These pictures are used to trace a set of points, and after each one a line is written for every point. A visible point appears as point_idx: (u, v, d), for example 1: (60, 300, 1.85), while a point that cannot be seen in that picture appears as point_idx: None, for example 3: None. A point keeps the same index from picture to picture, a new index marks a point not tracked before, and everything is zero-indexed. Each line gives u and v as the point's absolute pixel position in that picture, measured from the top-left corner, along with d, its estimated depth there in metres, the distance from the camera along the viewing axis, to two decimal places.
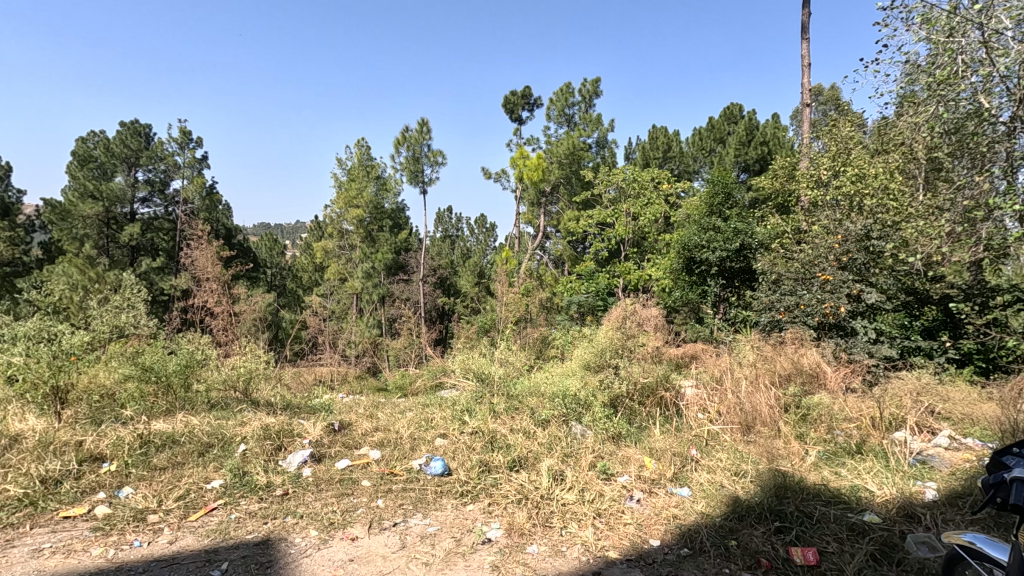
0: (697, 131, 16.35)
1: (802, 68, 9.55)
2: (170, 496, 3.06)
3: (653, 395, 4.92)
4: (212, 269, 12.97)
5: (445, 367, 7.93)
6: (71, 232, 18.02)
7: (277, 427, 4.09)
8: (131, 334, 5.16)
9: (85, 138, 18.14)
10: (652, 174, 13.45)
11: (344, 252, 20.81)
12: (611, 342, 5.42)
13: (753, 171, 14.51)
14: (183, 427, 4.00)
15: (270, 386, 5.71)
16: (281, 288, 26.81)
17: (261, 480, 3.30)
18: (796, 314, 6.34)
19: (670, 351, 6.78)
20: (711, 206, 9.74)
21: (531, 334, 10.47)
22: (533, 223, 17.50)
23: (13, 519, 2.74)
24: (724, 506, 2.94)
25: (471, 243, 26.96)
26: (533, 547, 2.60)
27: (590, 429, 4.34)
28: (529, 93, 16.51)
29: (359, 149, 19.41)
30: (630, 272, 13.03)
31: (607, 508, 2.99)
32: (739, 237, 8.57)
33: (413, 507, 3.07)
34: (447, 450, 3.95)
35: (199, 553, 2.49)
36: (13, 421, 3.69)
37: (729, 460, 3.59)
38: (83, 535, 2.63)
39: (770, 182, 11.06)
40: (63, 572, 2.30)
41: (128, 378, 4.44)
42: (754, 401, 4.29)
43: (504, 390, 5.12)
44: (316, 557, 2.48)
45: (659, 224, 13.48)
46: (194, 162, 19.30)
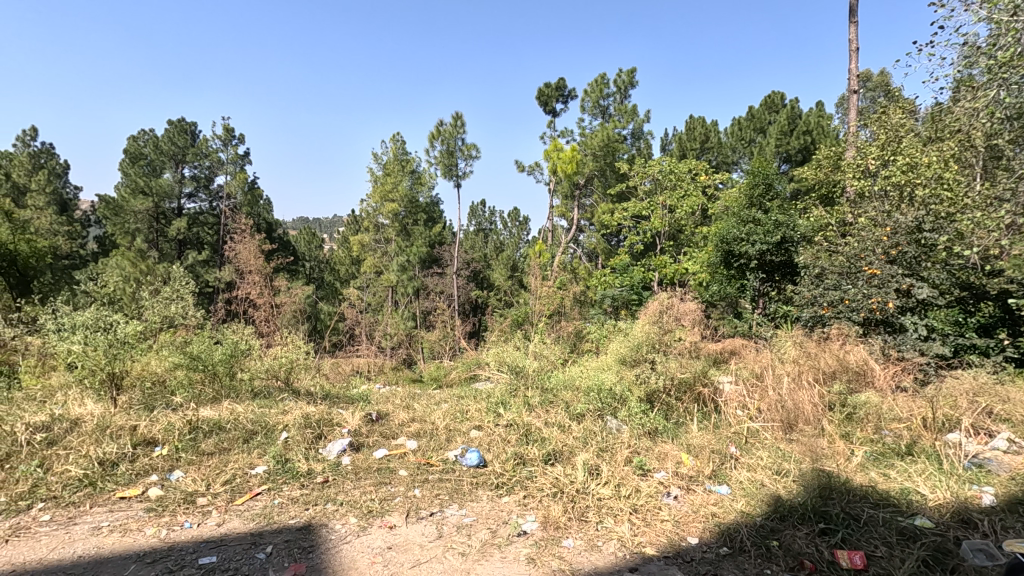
0: (736, 121, 15.89)
1: (850, 53, 9.14)
2: (217, 480, 3.18)
3: (690, 391, 4.83)
4: (255, 262, 13.39)
5: (479, 359, 8.02)
6: (123, 226, 18.89)
7: (318, 416, 4.20)
8: (181, 324, 5.39)
9: (136, 137, 18.90)
10: (689, 166, 13.16)
11: (379, 246, 21.14)
12: (648, 336, 5.31)
13: (795, 161, 14.03)
14: (229, 414, 4.15)
15: (310, 376, 5.87)
16: (320, 280, 27.49)
17: (302, 467, 3.39)
18: (841, 309, 6.20)
19: (707, 346, 6.65)
20: (751, 198, 9.45)
21: (566, 327, 10.40)
22: (566, 216, 17.41)
23: (75, 498, 2.90)
24: (765, 505, 2.88)
25: (504, 237, 27.01)
26: (569, 541, 2.60)
27: (626, 424, 4.29)
28: (563, 84, 16.34)
29: (395, 144, 19.61)
30: (666, 266, 12.81)
31: (643, 504, 2.96)
32: (780, 230, 8.31)
33: (449, 498, 3.10)
34: (482, 442, 3.99)
35: (245, 536, 2.58)
36: (74, 407, 3.91)
37: (770, 458, 3.50)
38: (138, 515, 2.75)
39: (813, 172, 10.66)
40: (120, 550, 2.42)
41: (178, 366, 4.64)
42: (797, 399, 4.17)
43: (539, 383, 5.13)
44: (355, 544, 2.53)
45: (696, 216, 13.22)
46: (236, 158, 19.89)
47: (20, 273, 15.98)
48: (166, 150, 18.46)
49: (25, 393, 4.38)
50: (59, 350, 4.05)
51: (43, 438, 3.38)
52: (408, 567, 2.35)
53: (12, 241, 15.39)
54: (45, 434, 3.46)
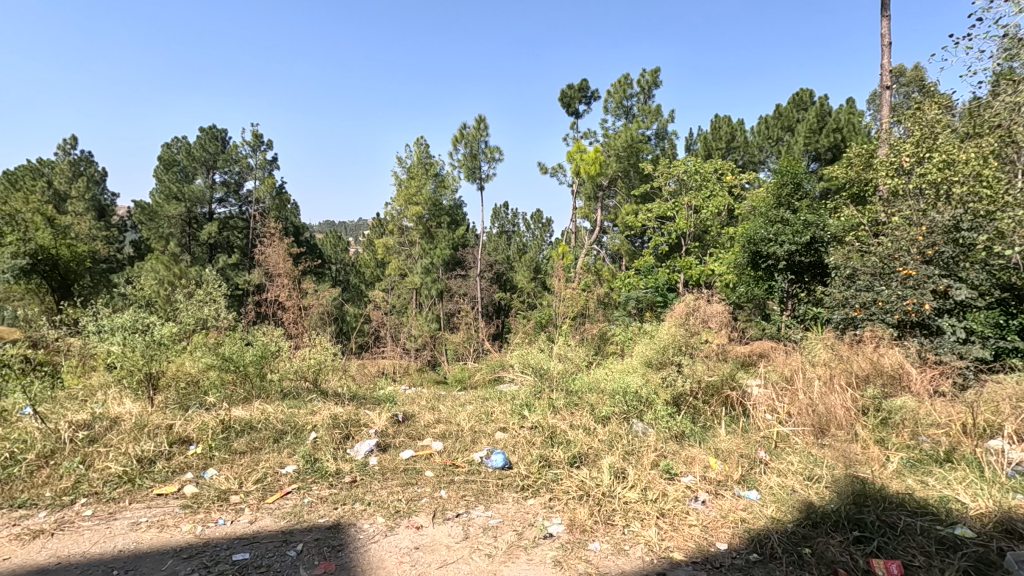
0: (763, 119, 15.62)
1: (882, 48, 8.90)
2: (249, 479, 3.26)
3: (718, 394, 4.77)
4: (284, 265, 13.67)
5: (503, 361, 8.04)
6: (157, 231, 19.49)
7: (345, 416, 4.28)
8: (213, 326, 5.53)
9: (170, 144, 19.50)
10: (715, 165, 12.97)
11: (404, 248, 21.35)
12: (674, 338, 5.22)
13: (825, 160, 13.71)
14: (260, 414, 4.24)
15: (337, 377, 5.98)
16: (345, 282, 27.90)
17: (331, 467, 3.45)
18: (874, 311, 6.05)
19: (734, 348, 6.55)
20: (779, 198, 9.28)
21: (590, 329, 10.33)
22: (590, 217, 17.32)
23: (115, 494, 3.01)
24: (797, 511, 2.82)
25: (527, 239, 27.03)
26: (596, 544, 2.59)
27: (652, 427, 4.25)
28: (586, 85, 16.29)
29: (419, 148, 19.79)
30: (692, 267, 12.65)
31: (671, 508, 2.92)
32: (809, 229, 8.12)
33: (475, 499, 3.12)
34: (507, 443, 4.00)
35: (277, 533, 2.64)
36: (113, 406, 4.06)
37: (801, 464, 3.42)
38: (174, 512, 2.84)
39: (844, 171, 10.40)
40: (158, 545, 2.49)
41: (211, 367, 4.77)
42: (828, 402, 4.07)
43: (564, 386, 5.11)
44: (384, 544, 2.57)
45: (723, 217, 13.01)
46: (265, 164, 20.33)
47: (61, 277, 16.64)
48: (198, 156, 18.99)
49: (67, 392, 4.56)
50: (100, 350, 4.19)
51: (85, 435, 3.51)
52: (435, 567, 2.36)
53: (54, 246, 16.03)
54: (87, 431, 3.59)
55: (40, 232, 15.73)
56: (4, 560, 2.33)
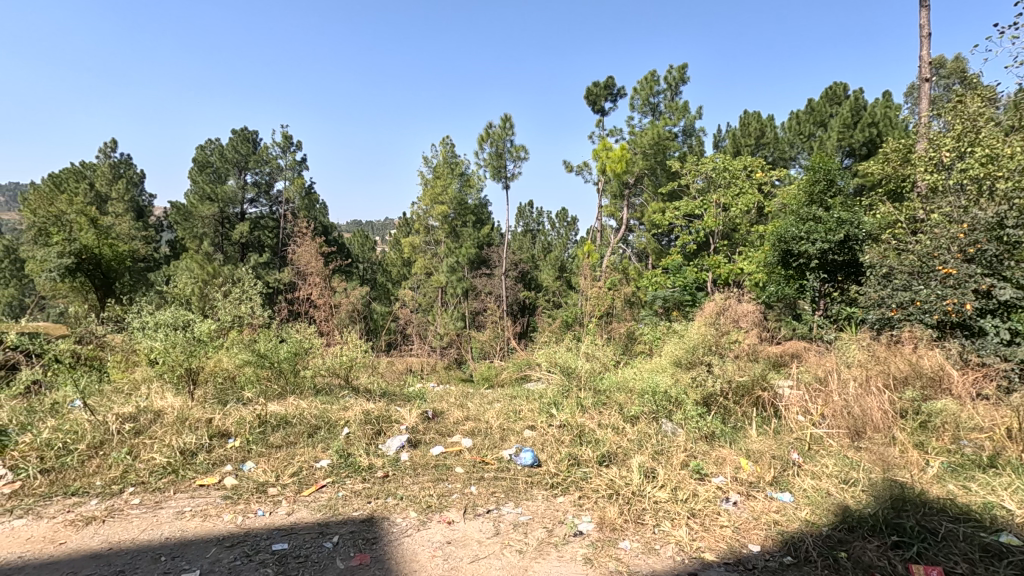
0: (794, 114, 15.30)
1: (921, 40, 8.62)
2: (286, 472, 3.35)
3: (749, 395, 4.70)
4: (315, 264, 13.91)
5: (530, 360, 8.09)
6: (192, 230, 20.09)
7: (377, 413, 4.37)
8: (249, 323, 5.67)
9: (204, 146, 20.05)
10: (744, 162, 12.71)
11: (430, 247, 21.53)
12: (704, 338, 5.16)
13: (860, 155, 13.31)
14: (295, 410, 4.36)
15: (367, 374, 6.09)
16: (372, 281, 28.26)
17: (364, 462, 3.52)
18: (911, 311, 5.87)
19: (766, 349, 6.44)
20: (811, 194, 9.11)
21: (617, 329, 10.26)
22: (615, 216, 17.17)
23: (160, 484, 3.13)
24: (832, 515, 2.78)
25: (552, 237, 27.03)
26: (626, 543, 2.59)
27: (681, 427, 4.22)
28: (612, 83, 16.17)
29: (444, 148, 19.92)
30: (721, 266, 12.43)
31: (701, 508, 2.90)
32: (843, 227, 7.90)
33: (505, 496, 3.15)
34: (536, 442, 4.01)
35: (313, 525, 2.71)
36: (156, 399, 4.21)
37: (837, 467, 3.35)
38: (216, 502, 2.94)
39: (880, 166, 10.05)
40: (201, 534, 2.59)
41: (247, 363, 4.90)
42: (864, 405, 3.97)
43: (591, 385, 5.10)
44: (416, 538, 2.61)
45: (752, 215, 12.77)
46: (294, 165, 20.75)
47: (103, 275, 17.19)
48: (231, 157, 19.52)
49: (113, 386, 4.76)
50: (144, 346, 4.36)
51: (131, 427, 3.65)
52: (467, 562, 2.40)
53: (97, 246, 16.55)
54: (132, 424, 3.73)
55: (83, 233, 16.25)
56: (61, 545, 2.45)
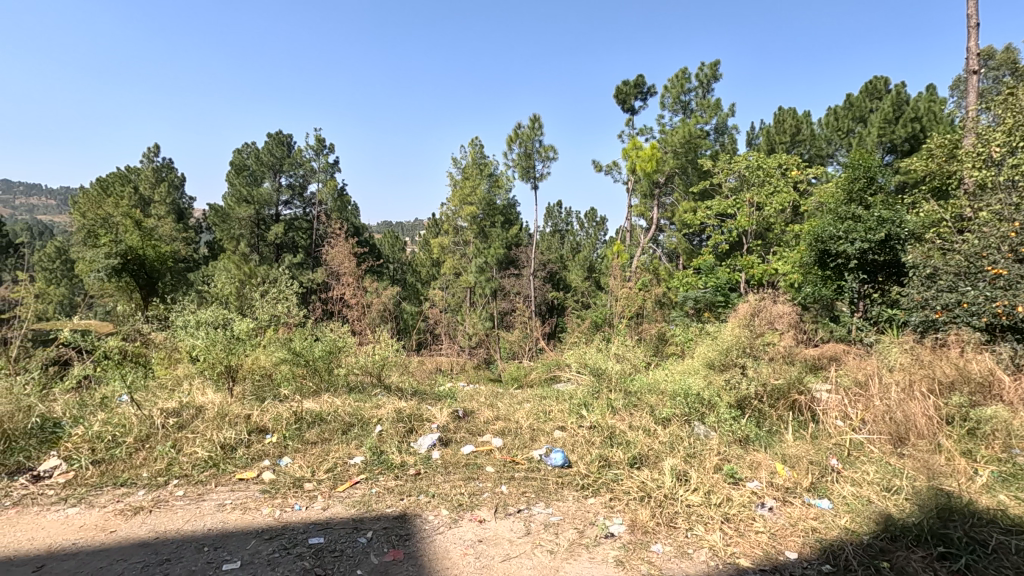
0: (832, 110, 14.88)
1: (968, 30, 8.27)
2: (321, 467, 3.42)
3: (785, 398, 4.58)
4: (348, 264, 14.16)
5: (559, 360, 8.09)
6: (229, 231, 20.71)
7: (409, 411, 4.44)
8: (284, 322, 5.82)
9: (241, 150, 20.64)
10: (778, 160, 12.39)
11: (459, 248, 21.73)
12: (737, 339, 5.05)
13: (901, 151, 12.82)
14: (329, 407, 4.44)
15: (399, 373, 6.18)
16: (402, 281, 28.65)
17: (396, 459, 3.58)
18: (958, 313, 5.63)
19: (803, 352, 6.27)
20: (850, 192, 8.84)
21: (648, 330, 10.16)
22: (646, 216, 16.98)
23: (202, 477, 3.24)
24: (874, 523, 2.69)
25: (581, 237, 26.94)
26: (658, 546, 2.56)
27: (714, 430, 4.15)
28: (642, 81, 16.01)
29: (473, 148, 20.02)
30: (754, 266, 12.15)
31: (736, 513, 2.85)
32: (884, 226, 7.64)
33: (535, 496, 3.15)
34: (566, 442, 4.01)
35: (348, 521, 2.77)
36: (198, 395, 4.36)
37: (879, 474, 3.24)
38: (255, 496, 3.03)
39: (923, 163, 9.66)
40: (241, 526, 2.67)
41: (283, 361, 5.02)
42: (907, 410, 3.84)
43: (622, 386, 5.05)
44: (448, 536, 2.64)
45: (787, 214, 12.45)
46: (327, 167, 21.17)
47: (147, 275, 17.81)
48: (266, 160, 20.06)
49: (158, 381, 4.95)
50: (187, 344, 4.53)
51: (174, 422, 3.79)
52: (498, 561, 2.41)
53: (141, 248, 17.14)
54: (176, 419, 3.87)
55: (129, 235, 16.86)
56: (111, 533, 2.57)
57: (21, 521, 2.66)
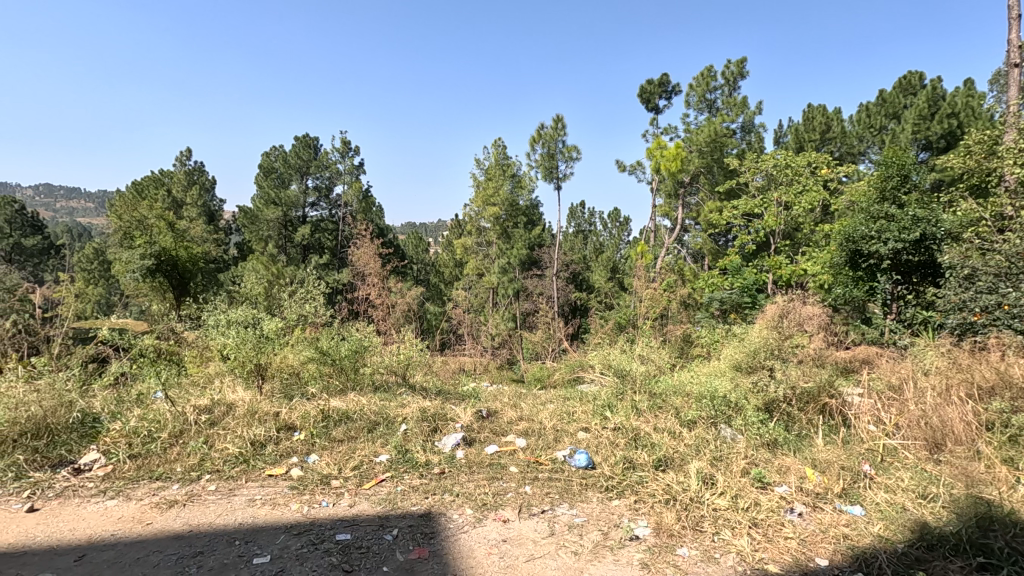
0: (864, 107, 14.51)
1: (1009, 22, 7.97)
2: (347, 465, 3.48)
3: (815, 402, 4.48)
4: (373, 265, 14.34)
5: (583, 362, 8.06)
6: (258, 233, 21.15)
7: (433, 411, 4.47)
8: (312, 322, 5.92)
9: (270, 152, 21.06)
10: (808, 158, 12.12)
11: (482, 248, 21.83)
12: (765, 341, 4.95)
13: (937, 148, 12.40)
14: (355, 405, 4.50)
15: (423, 372, 6.24)
16: (426, 281, 28.88)
17: (421, 458, 3.61)
18: (998, 316, 5.44)
19: (834, 354, 6.13)
20: (882, 191, 8.60)
21: (673, 332, 10.03)
22: (670, 216, 16.80)
23: (233, 472, 3.32)
24: (908, 531, 2.62)
25: (604, 238, 26.78)
26: (684, 550, 2.53)
27: (741, 434, 4.08)
28: (666, 80, 15.84)
29: (496, 149, 20.06)
30: (782, 267, 11.90)
31: (764, 518, 2.80)
32: (919, 225, 7.41)
33: (559, 497, 3.15)
34: (590, 444, 3.99)
35: (375, 518, 2.80)
36: (229, 392, 4.47)
37: (914, 480, 3.14)
38: (283, 492, 3.09)
39: (960, 160, 9.34)
40: (270, 521, 2.73)
41: (311, 359, 5.11)
42: (944, 415, 3.72)
43: (646, 387, 5.00)
44: (473, 535, 2.65)
45: (817, 213, 12.18)
46: (352, 169, 21.45)
47: (180, 275, 18.23)
48: (293, 163, 20.44)
49: (191, 379, 5.08)
50: (218, 342, 4.65)
51: (206, 418, 3.89)
52: (523, 561, 2.41)
53: (174, 249, 17.61)
54: (208, 415, 3.97)
55: (163, 236, 17.33)
56: (148, 525, 2.65)
57: (64, 511, 2.77)
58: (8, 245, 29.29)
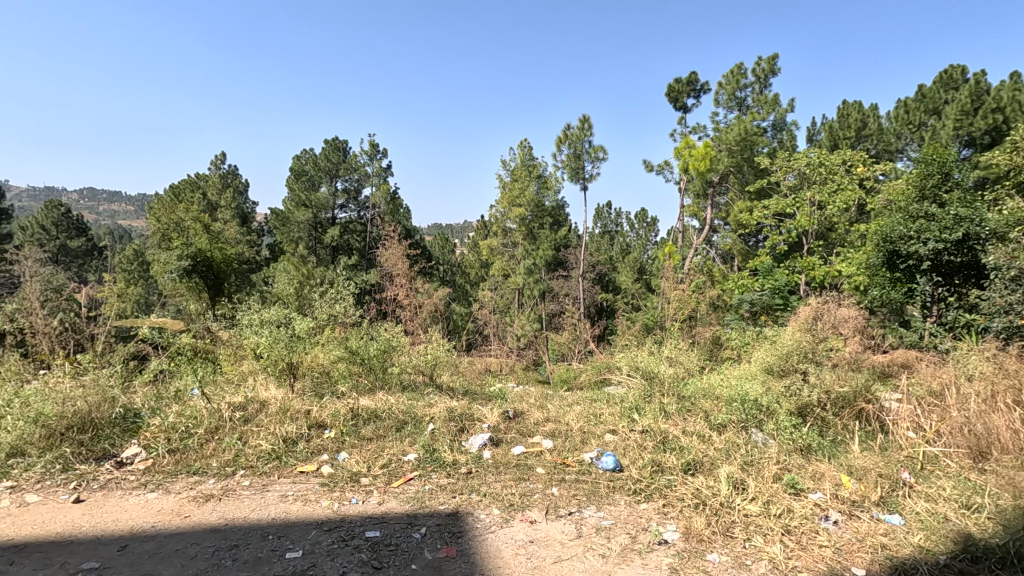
0: (902, 103, 14.04)
1: None
2: (376, 463, 3.53)
3: (851, 407, 4.36)
4: (400, 266, 14.50)
5: (610, 363, 8.00)
6: (289, 234, 21.59)
7: (461, 411, 4.50)
8: (341, 322, 6.02)
9: (300, 156, 21.50)
10: (842, 156, 11.77)
11: (507, 249, 21.87)
12: (798, 344, 4.82)
13: (981, 144, 11.88)
14: (384, 405, 4.56)
15: (450, 372, 6.29)
16: (452, 282, 29.10)
17: (448, 458, 3.63)
18: None
19: (871, 358, 5.94)
20: (922, 189, 8.30)
21: (702, 334, 9.86)
22: (698, 216, 16.55)
23: (266, 469, 3.40)
24: (950, 542, 2.53)
25: (631, 239, 26.55)
26: (714, 556, 2.49)
27: (773, 438, 3.99)
28: (695, 79, 15.61)
29: (522, 151, 20.07)
30: (815, 268, 11.60)
31: (797, 526, 2.73)
32: (962, 225, 7.13)
33: (587, 499, 3.13)
34: (618, 446, 3.95)
35: (403, 516, 2.83)
36: (262, 390, 4.58)
37: (957, 490, 3.02)
38: (315, 488, 3.15)
39: (1007, 156, 8.95)
40: (302, 517, 2.78)
41: (341, 359, 5.19)
42: (989, 422, 3.56)
43: (675, 390, 4.94)
44: (500, 535, 2.66)
45: (852, 213, 11.84)
46: (380, 171, 21.73)
47: (215, 276, 18.71)
48: (323, 166, 20.82)
49: (226, 376, 5.22)
50: (251, 341, 4.77)
51: (240, 415, 3.99)
52: (550, 562, 2.41)
53: (209, 250, 18.09)
54: (242, 412, 4.07)
55: (198, 238, 17.83)
56: (186, 518, 2.73)
57: (107, 503, 2.88)
58: (55, 247, 30.57)
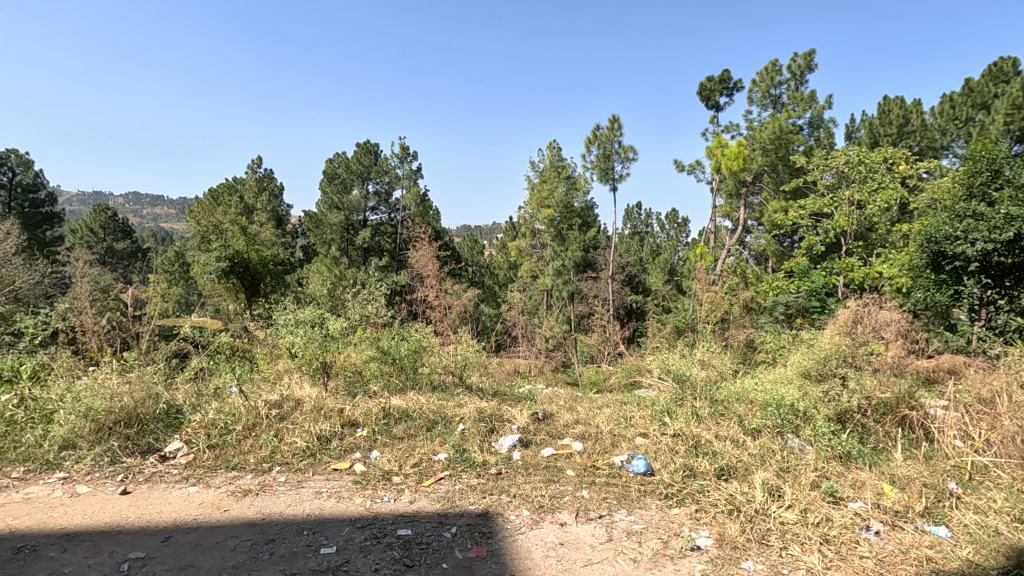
0: (948, 97, 13.49)
1: None
2: (408, 462, 3.57)
3: (893, 414, 4.21)
4: (430, 267, 14.65)
5: (640, 366, 7.91)
6: (322, 236, 22.02)
7: (490, 412, 4.51)
8: (373, 322, 6.12)
9: (333, 159, 21.93)
10: (883, 154, 11.36)
11: (536, 250, 21.85)
12: (837, 348, 4.68)
13: None
14: (414, 404, 4.61)
15: (480, 373, 6.31)
16: (480, 283, 29.25)
17: (478, 458, 3.65)
18: None
19: (915, 363, 5.71)
20: (969, 187, 7.96)
21: (735, 336, 9.65)
22: (731, 216, 16.22)
23: (301, 465, 3.48)
24: (1002, 556, 2.41)
25: (661, 240, 26.20)
26: (749, 564, 2.43)
27: (810, 444, 3.88)
28: (727, 76, 15.33)
29: (551, 152, 20.02)
30: (854, 269, 11.24)
31: (837, 535, 2.65)
32: (1013, 224, 6.79)
33: (618, 502, 3.10)
34: (649, 450, 3.91)
35: (433, 515, 2.86)
36: (296, 388, 4.69)
37: (1008, 502, 2.88)
38: (348, 486, 3.20)
39: None
40: (336, 513, 2.84)
41: (372, 359, 5.27)
42: None
43: (708, 393, 4.85)
44: (530, 536, 2.66)
45: (893, 212, 11.42)
46: (411, 174, 22.00)
47: (251, 276, 19.23)
48: (355, 169, 21.20)
49: (262, 374, 5.36)
50: (287, 341, 4.89)
51: (276, 413, 4.09)
52: (581, 565, 2.40)
53: (246, 251, 18.60)
54: (277, 410, 4.18)
55: (236, 239, 18.35)
56: (225, 511, 2.82)
57: (153, 495, 2.99)
58: (103, 249, 31.93)
